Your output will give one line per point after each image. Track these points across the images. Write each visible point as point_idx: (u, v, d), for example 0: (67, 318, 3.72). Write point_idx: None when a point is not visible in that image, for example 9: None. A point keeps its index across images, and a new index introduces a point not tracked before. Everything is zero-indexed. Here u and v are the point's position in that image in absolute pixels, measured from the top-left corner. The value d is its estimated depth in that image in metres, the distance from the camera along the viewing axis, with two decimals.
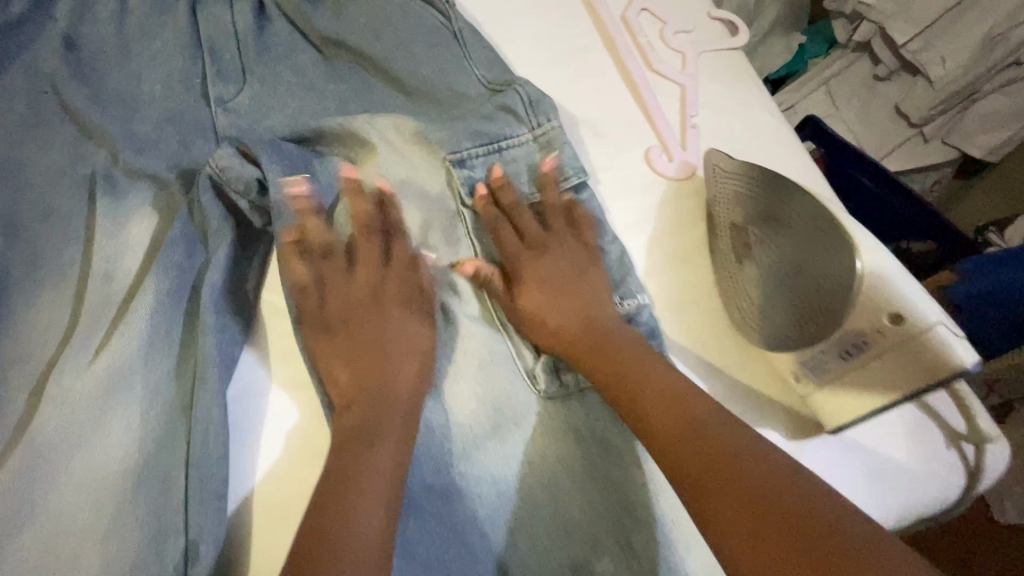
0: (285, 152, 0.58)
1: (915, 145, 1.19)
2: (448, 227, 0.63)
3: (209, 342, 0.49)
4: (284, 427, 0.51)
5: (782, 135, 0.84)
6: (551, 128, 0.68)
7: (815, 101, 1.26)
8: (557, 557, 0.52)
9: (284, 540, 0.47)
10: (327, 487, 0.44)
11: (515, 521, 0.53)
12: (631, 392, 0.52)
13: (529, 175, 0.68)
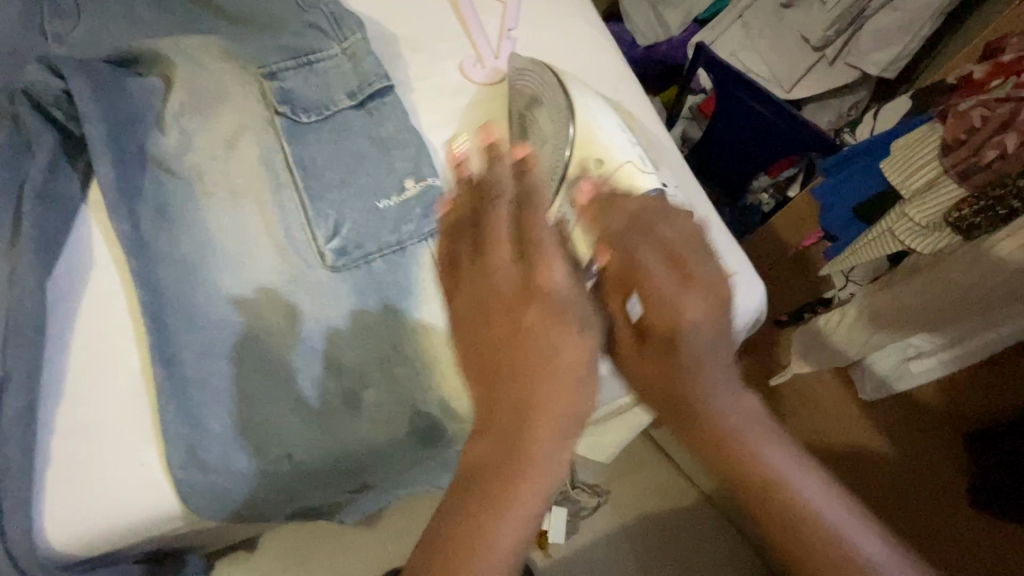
0: (95, 71, 0.66)
1: (821, 70, 1.25)
2: (261, 132, 0.72)
3: (26, 223, 0.59)
4: (101, 293, 0.62)
5: (598, 45, 0.93)
6: (356, 40, 0.77)
7: (733, 36, 1.35)
8: (331, 388, 0.59)
9: (94, 377, 0.58)
10: (466, 532, 0.38)
11: (293, 364, 0.60)
12: (710, 424, 0.47)
13: (339, 84, 0.76)
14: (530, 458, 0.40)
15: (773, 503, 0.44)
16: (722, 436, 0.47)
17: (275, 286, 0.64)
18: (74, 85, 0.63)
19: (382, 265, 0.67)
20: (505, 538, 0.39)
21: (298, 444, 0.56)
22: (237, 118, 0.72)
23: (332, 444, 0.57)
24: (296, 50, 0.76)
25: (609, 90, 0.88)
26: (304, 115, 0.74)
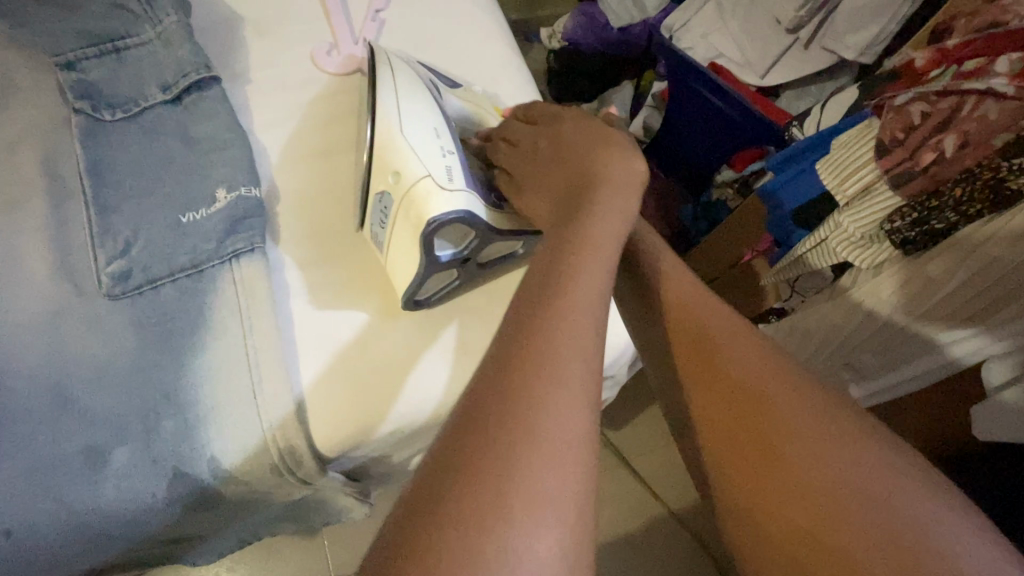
0: None
1: (795, 54, 1.08)
2: (53, 134, 0.62)
3: None
4: None
5: (483, 23, 0.80)
6: (171, 23, 0.67)
7: (703, 18, 1.19)
8: (74, 442, 0.49)
9: None
10: (504, 427, 0.29)
11: (34, 411, 0.50)
12: (762, 407, 0.38)
13: (151, 75, 0.66)
14: (526, 416, 0.29)
15: (802, 481, 0.35)
16: (779, 417, 0.38)
17: (32, 316, 0.54)
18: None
19: (171, 291, 0.57)
20: (461, 538, 0.26)
21: (20, 516, 0.46)
22: (28, 118, 0.63)
23: (67, 512, 0.47)
24: (100, 35, 0.65)
25: (489, 78, 0.76)
26: (106, 112, 0.64)
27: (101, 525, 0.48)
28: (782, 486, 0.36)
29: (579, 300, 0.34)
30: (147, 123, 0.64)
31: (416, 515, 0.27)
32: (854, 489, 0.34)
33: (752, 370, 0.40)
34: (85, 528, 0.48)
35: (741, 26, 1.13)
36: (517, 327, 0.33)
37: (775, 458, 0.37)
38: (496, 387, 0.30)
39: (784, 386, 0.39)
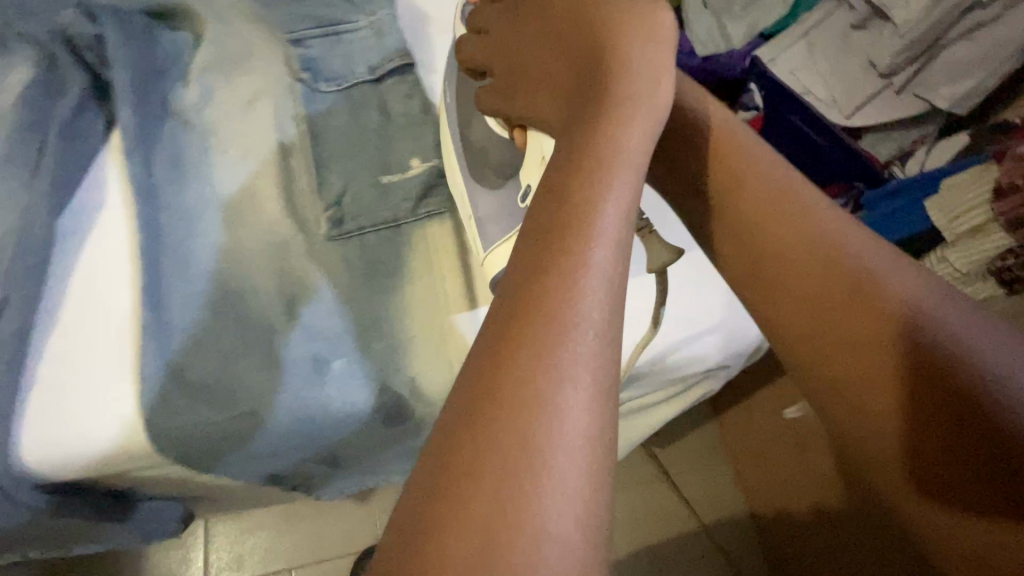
0: (132, 22, 0.69)
1: (885, 100, 1.06)
2: (278, 97, 0.73)
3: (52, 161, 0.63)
4: (109, 234, 0.63)
5: None
6: (381, 16, 0.77)
7: (792, 52, 1.17)
8: (304, 350, 0.60)
9: (89, 313, 0.59)
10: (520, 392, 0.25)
11: (276, 323, 0.60)
12: (864, 316, 0.36)
13: (359, 56, 0.76)
14: (554, 301, 0.27)
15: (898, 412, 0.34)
16: (878, 324, 0.35)
17: (268, 247, 0.65)
18: (108, 30, 0.66)
19: (375, 240, 0.67)
20: (499, 456, 0.24)
21: (268, 400, 0.57)
22: (257, 80, 0.73)
23: (297, 404, 0.57)
24: (323, 19, 0.76)
25: None
26: (324, 84, 0.74)
27: (316, 422, 0.58)
28: (890, 395, 0.34)
29: (601, 220, 0.30)
30: (353, 97, 0.75)
31: (456, 432, 0.25)
32: (976, 388, 0.32)
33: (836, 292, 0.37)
34: (310, 420, 0.58)
35: (832, 65, 1.13)
36: (540, 212, 0.32)
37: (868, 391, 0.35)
38: (531, 271, 0.29)
39: (891, 289, 0.36)
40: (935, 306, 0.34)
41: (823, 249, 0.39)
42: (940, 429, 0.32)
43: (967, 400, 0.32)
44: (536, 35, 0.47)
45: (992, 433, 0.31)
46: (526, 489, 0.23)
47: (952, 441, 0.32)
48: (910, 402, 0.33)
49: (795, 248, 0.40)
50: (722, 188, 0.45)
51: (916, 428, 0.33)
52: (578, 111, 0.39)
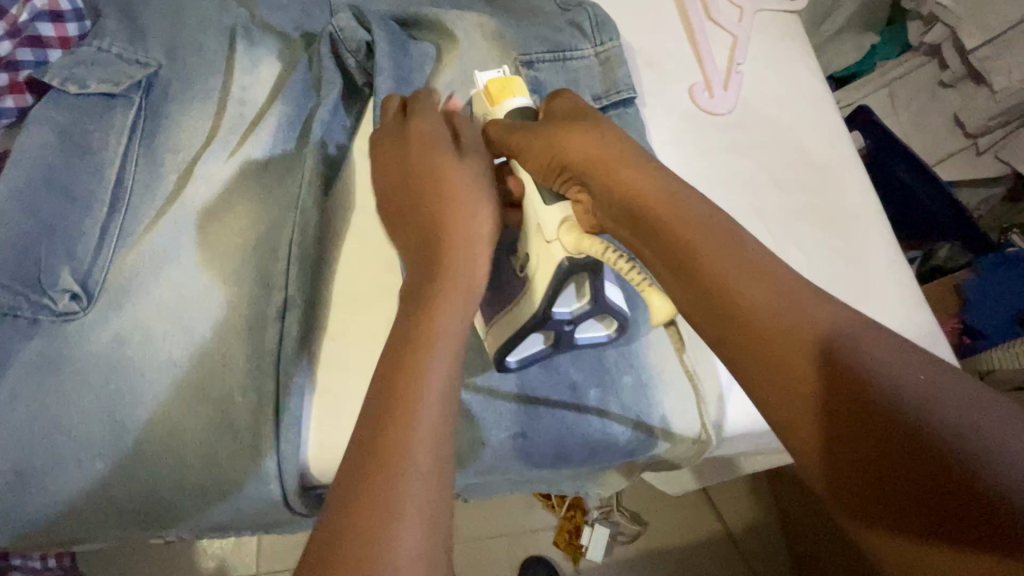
0: (392, 31, 0.70)
1: (967, 156, 1.10)
2: None
3: (316, 160, 0.63)
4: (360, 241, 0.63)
5: (820, 94, 0.91)
6: (611, 46, 0.78)
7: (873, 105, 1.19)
8: (560, 376, 0.61)
9: (353, 322, 0.58)
10: (361, 483, 0.35)
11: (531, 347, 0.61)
12: (782, 344, 0.37)
13: (585, 84, 0.78)
14: (415, 398, 0.38)
15: (816, 417, 0.35)
16: (802, 355, 0.36)
17: None
18: (376, 40, 0.67)
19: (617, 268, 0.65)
20: (365, 541, 0.32)
21: (529, 425, 0.59)
22: None
23: (565, 428, 0.59)
24: (556, 44, 0.78)
25: (824, 145, 0.87)
26: None
27: (579, 446, 0.60)
28: (814, 400, 0.35)
29: (432, 362, 0.41)
30: None
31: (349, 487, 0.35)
32: (886, 414, 0.32)
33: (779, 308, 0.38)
34: (563, 445, 0.60)
35: (915, 121, 1.15)
36: (400, 351, 0.42)
37: (789, 385, 0.36)
38: (393, 368, 0.40)
39: (812, 324, 0.37)
40: (854, 340, 0.35)
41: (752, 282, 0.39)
42: (880, 457, 0.32)
43: (884, 422, 0.32)
44: (390, 185, 0.53)
45: (901, 450, 0.31)
46: (391, 534, 0.33)
47: (884, 469, 0.32)
48: (822, 420, 0.34)
49: (703, 252, 0.41)
50: (635, 210, 0.45)
51: (849, 455, 0.33)
52: (409, 271, 0.48)
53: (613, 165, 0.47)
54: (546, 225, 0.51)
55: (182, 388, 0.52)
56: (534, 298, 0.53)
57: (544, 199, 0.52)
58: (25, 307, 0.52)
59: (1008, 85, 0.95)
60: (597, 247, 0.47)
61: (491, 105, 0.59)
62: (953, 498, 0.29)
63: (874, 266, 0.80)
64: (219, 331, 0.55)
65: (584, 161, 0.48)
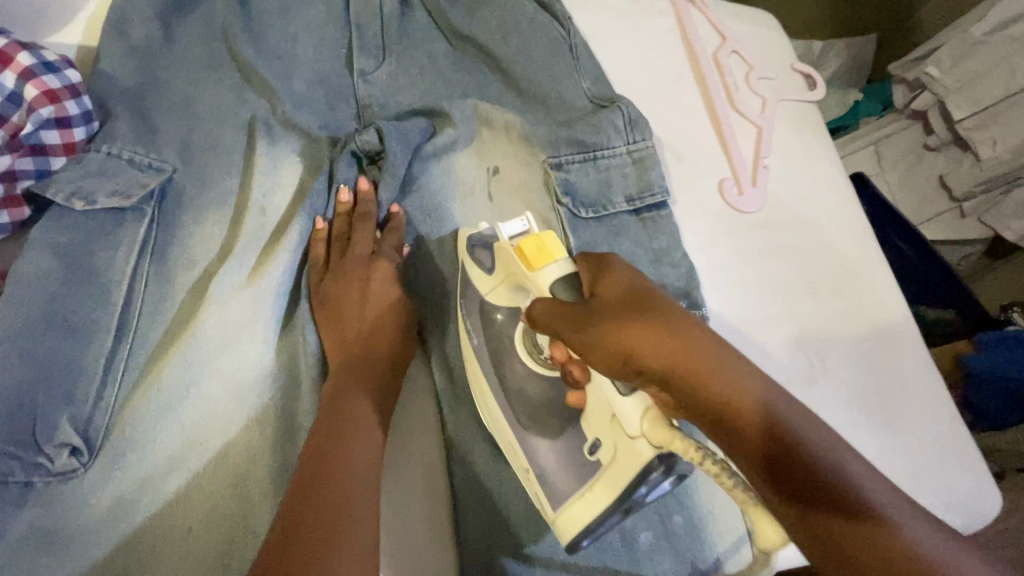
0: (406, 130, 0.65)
1: (950, 218, 1.08)
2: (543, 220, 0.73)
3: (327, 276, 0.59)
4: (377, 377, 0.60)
5: (842, 188, 0.91)
6: (645, 147, 0.76)
7: (859, 159, 1.16)
8: (613, 520, 0.57)
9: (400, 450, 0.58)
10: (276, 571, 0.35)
11: None
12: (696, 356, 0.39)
13: (618, 185, 0.75)
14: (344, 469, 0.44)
15: (769, 460, 0.36)
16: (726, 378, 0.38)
17: None
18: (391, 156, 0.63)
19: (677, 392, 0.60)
20: None
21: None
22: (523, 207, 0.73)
23: None
24: (587, 143, 0.75)
25: (856, 245, 0.86)
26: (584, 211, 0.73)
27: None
28: (755, 438, 0.37)
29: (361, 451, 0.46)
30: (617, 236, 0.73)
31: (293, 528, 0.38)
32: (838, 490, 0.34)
33: (742, 372, 0.38)
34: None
35: (901, 177, 1.13)
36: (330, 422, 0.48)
37: (734, 425, 0.37)
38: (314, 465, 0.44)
39: (765, 400, 0.37)
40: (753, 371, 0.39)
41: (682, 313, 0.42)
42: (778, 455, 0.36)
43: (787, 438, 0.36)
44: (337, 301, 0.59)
45: (820, 496, 0.34)
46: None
47: (831, 526, 0.33)
48: (777, 473, 0.35)
49: (682, 330, 0.40)
50: (668, 360, 0.39)
51: (790, 508, 0.35)
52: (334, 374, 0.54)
53: (670, 347, 0.39)
54: (624, 416, 0.44)
55: (202, 558, 0.47)
56: (556, 380, 0.53)
57: (581, 324, 0.48)
58: (19, 471, 0.46)
59: (994, 155, 0.95)
60: (682, 445, 0.40)
61: (515, 217, 0.52)
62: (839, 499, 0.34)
63: (912, 376, 0.78)
64: (238, 486, 0.50)
65: (643, 342, 0.40)
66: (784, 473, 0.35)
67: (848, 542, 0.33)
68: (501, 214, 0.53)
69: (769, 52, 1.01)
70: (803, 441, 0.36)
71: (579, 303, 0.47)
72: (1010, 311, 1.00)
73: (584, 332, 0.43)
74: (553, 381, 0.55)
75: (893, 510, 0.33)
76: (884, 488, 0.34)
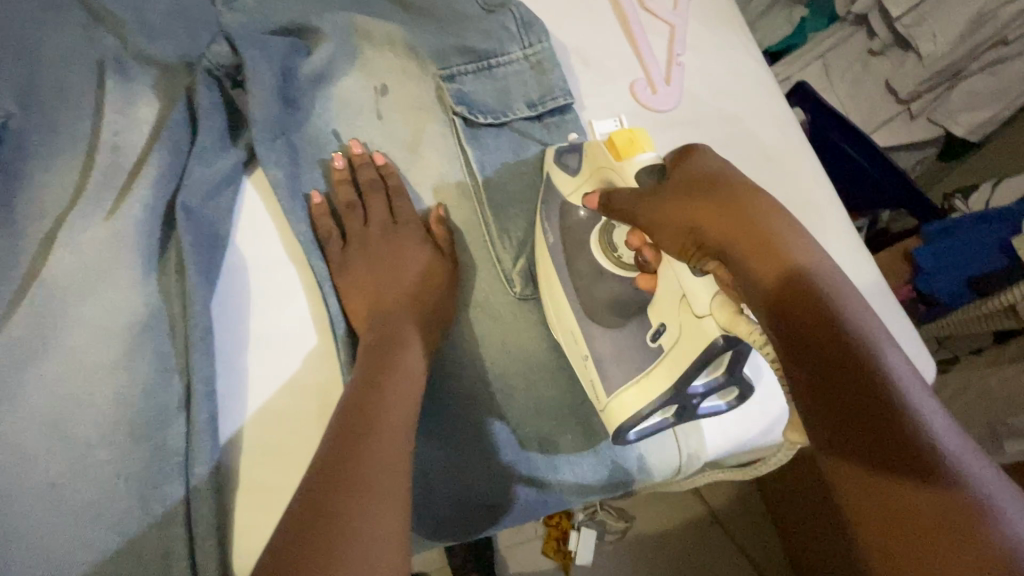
0: (271, 51, 0.62)
1: (901, 122, 1.04)
2: (439, 137, 0.68)
3: (184, 211, 0.54)
4: (287, 346, 0.54)
5: (762, 80, 0.88)
6: (542, 49, 0.69)
7: (807, 75, 1.08)
8: (528, 431, 0.58)
9: (296, 398, 0.52)
10: (301, 525, 0.37)
11: (493, 404, 0.58)
12: (765, 264, 0.37)
13: (519, 93, 0.68)
14: (379, 426, 0.44)
15: (839, 355, 0.33)
16: (772, 266, 0.37)
17: (476, 314, 0.61)
18: (252, 69, 0.60)
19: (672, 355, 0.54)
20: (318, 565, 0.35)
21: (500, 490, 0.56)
22: (416, 122, 0.68)
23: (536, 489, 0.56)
24: (478, 52, 0.68)
25: (778, 134, 0.84)
26: (482, 116, 0.66)
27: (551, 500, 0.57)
28: (796, 300, 0.35)
29: (394, 416, 0.46)
30: (527, 147, 0.68)
31: (317, 494, 0.39)
32: (886, 390, 0.31)
33: (801, 252, 0.37)
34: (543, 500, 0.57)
35: (850, 89, 1.06)
36: (355, 406, 0.46)
37: (783, 265, 0.36)
38: (347, 429, 0.44)
39: (808, 264, 0.36)
40: (836, 286, 0.36)
41: (773, 228, 0.38)
42: (843, 379, 0.32)
43: (866, 373, 0.32)
44: (363, 270, 0.58)
45: (854, 363, 0.32)
46: (344, 542, 0.36)
47: (864, 407, 0.31)
48: (812, 356, 0.33)
49: (755, 216, 0.39)
50: (726, 232, 0.39)
51: (810, 390, 0.33)
52: (358, 354, 0.52)
53: (723, 206, 0.40)
54: (692, 295, 0.43)
55: (75, 512, 0.44)
56: (672, 370, 0.47)
57: (688, 269, 0.43)
58: None
59: (935, 49, 0.92)
60: (746, 328, 0.39)
61: (618, 161, 0.51)
62: (902, 447, 0.30)
63: (837, 259, 0.76)
64: (109, 435, 0.47)
65: (687, 177, 0.43)
66: (812, 355, 0.33)
67: (882, 428, 0.31)
68: (602, 162, 0.53)
69: None
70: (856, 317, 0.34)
71: (703, 275, 0.43)
72: (951, 199, 0.98)
73: (645, 200, 0.45)
74: (655, 356, 0.49)
75: (935, 419, 0.31)
76: (937, 414, 0.31)
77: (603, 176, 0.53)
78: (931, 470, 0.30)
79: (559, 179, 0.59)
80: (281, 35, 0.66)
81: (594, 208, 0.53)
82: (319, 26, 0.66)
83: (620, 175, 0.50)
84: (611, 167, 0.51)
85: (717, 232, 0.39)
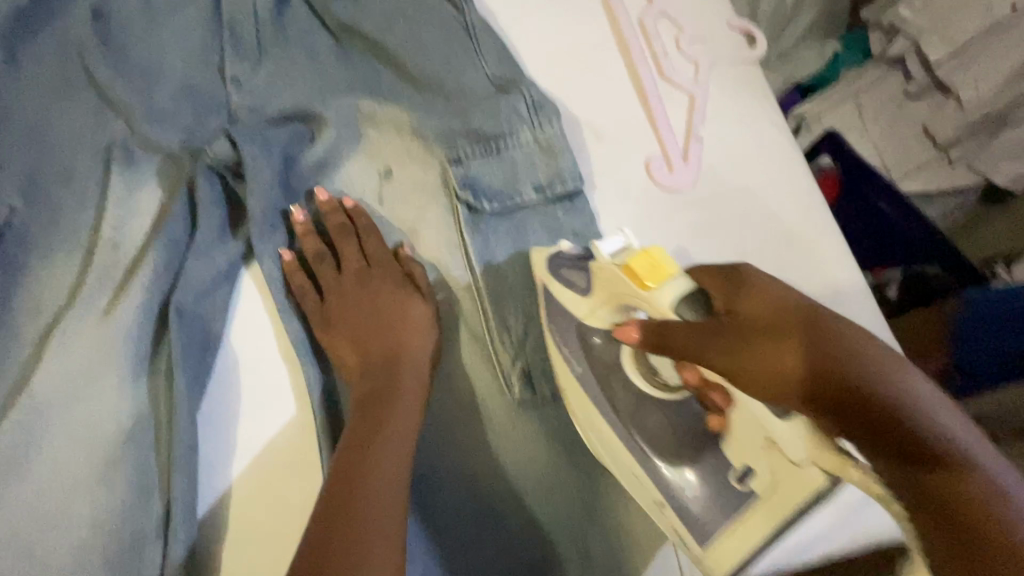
0: (271, 143, 0.62)
1: (936, 167, 0.96)
2: (443, 222, 0.66)
3: (176, 316, 0.53)
4: (274, 460, 0.53)
5: (787, 154, 0.84)
6: (552, 132, 0.65)
7: (839, 116, 1.01)
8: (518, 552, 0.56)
9: (284, 516, 0.51)
10: None
11: (484, 521, 0.56)
12: (786, 380, 0.40)
13: (527, 176, 0.65)
14: (361, 494, 0.45)
15: (834, 417, 0.38)
16: (783, 372, 0.40)
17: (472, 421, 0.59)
18: (249, 164, 0.59)
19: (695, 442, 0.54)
20: None
21: None
22: (419, 206, 0.67)
23: None
24: (484, 133, 0.65)
25: (801, 214, 0.79)
26: (486, 203, 0.64)
27: None
28: (801, 391, 0.39)
29: (378, 480, 0.46)
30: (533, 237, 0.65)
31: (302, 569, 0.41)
32: (908, 427, 0.37)
33: (791, 360, 0.40)
34: None
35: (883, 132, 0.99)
36: (342, 469, 0.46)
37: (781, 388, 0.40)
38: (332, 501, 0.44)
39: (805, 361, 0.39)
40: (841, 348, 0.39)
41: (770, 343, 0.40)
42: (887, 437, 0.37)
43: (880, 419, 0.37)
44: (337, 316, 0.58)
45: (883, 422, 0.37)
46: None
47: (879, 447, 0.37)
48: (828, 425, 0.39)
49: (753, 329, 0.41)
50: (736, 357, 0.41)
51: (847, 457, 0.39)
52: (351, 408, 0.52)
53: (727, 337, 0.41)
54: (785, 442, 0.43)
55: None
56: (777, 517, 0.47)
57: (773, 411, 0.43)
58: None
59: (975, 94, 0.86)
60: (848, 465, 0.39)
61: (645, 291, 0.47)
62: (929, 461, 0.36)
63: None
64: (89, 559, 0.46)
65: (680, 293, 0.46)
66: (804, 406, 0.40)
67: (892, 453, 0.37)
68: (624, 289, 0.49)
69: (705, 9, 0.91)
70: (862, 381, 0.38)
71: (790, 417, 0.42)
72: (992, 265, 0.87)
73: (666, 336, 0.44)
74: (719, 441, 0.51)
75: (954, 432, 0.37)
76: (954, 421, 0.37)
77: (624, 302, 0.50)
78: (952, 467, 0.36)
79: (566, 298, 0.55)
80: (286, 120, 0.65)
81: (631, 340, 0.47)
82: (324, 110, 0.65)
83: (653, 306, 0.46)
84: (638, 297, 0.47)
85: (722, 351, 0.41)
